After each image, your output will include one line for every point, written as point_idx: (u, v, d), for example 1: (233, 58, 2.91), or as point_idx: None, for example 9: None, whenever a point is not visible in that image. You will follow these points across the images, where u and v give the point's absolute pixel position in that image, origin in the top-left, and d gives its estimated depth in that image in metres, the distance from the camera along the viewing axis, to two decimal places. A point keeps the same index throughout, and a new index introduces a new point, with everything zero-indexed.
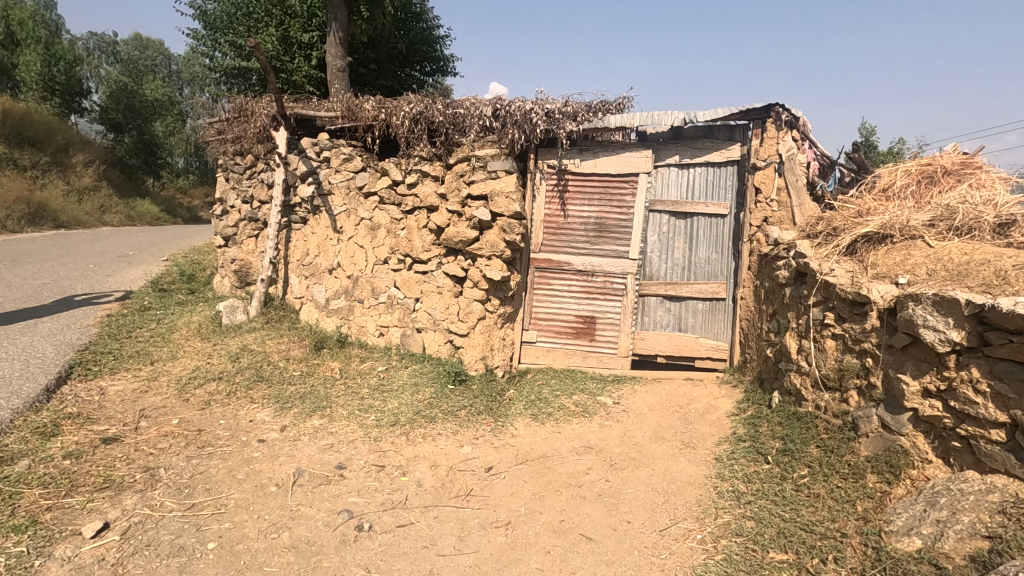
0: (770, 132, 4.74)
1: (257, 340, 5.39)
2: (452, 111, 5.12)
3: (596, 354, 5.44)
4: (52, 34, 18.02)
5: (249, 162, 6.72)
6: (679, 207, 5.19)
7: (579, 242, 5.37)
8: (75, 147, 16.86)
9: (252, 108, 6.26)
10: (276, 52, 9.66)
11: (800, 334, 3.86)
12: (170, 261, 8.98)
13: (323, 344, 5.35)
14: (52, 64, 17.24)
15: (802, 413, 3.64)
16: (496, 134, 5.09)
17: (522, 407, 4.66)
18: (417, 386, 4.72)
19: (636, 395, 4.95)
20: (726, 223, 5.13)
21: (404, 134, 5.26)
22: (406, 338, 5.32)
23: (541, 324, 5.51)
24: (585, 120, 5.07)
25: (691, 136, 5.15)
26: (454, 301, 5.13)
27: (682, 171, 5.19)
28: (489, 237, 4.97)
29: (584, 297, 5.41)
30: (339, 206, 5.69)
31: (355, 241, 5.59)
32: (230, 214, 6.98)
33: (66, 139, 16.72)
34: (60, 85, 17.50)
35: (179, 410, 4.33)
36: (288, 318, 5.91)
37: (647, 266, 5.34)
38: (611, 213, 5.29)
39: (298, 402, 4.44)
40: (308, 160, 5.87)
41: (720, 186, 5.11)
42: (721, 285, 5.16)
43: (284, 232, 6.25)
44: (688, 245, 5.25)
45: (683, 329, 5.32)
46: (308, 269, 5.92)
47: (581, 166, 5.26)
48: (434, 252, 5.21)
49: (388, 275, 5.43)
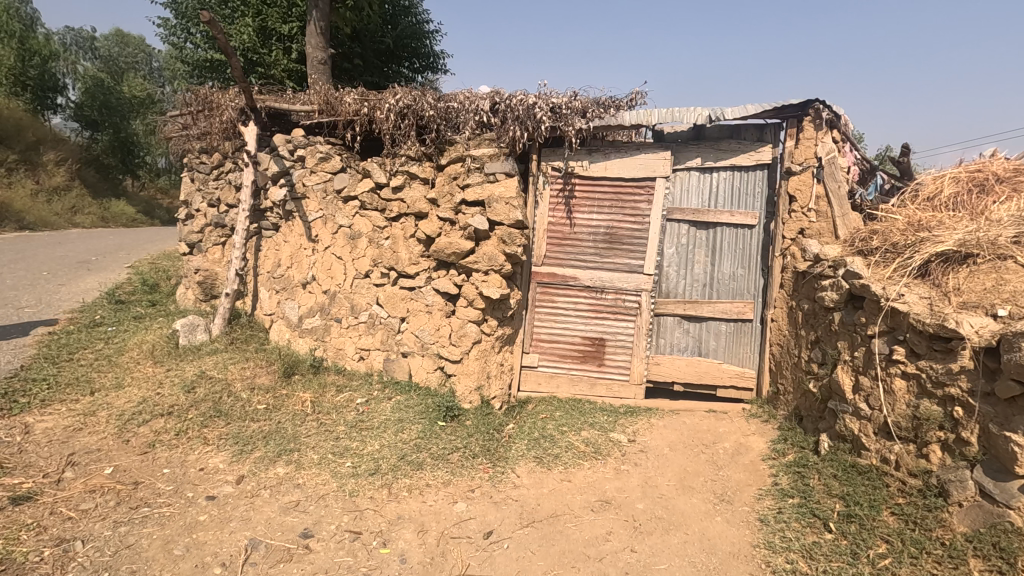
0: (808, 132, 4.19)
1: (217, 365, 4.68)
2: (445, 105, 4.52)
3: (606, 382, 4.82)
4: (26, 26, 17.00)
5: (215, 160, 6.02)
6: (700, 216, 4.59)
7: (587, 254, 4.75)
8: (45, 144, 15.92)
9: (218, 101, 5.59)
10: (253, 45, 8.96)
11: (856, 369, 3.27)
12: (132, 268, 8.20)
13: (294, 369, 4.66)
14: (26, 59, 16.17)
15: (864, 466, 3.04)
16: (495, 131, 4.48)
17: (524, 447, 4.02)
18: (403, 422, 4.06)
19: (654, 431, 4.33)
20: (754, 235, 4.54)
21: (389, 131, 4.63)
22: (389, 363, 4.65)
23: (543, 347, 4.88)
24: (595, 117, 4.47)
25: (715, 136, 4.56)
26: (446, 322, 4.48)
27: (704, 176, 4.59)
28: (486, 250, 4.33)
29: (592, 316, 4.79)
30: (315, 212, 5.01)
31: (332, 252, 4.92)
32: (196, 219, 6.26)
33: (37, 136, 15.78)
34: (33, 81, 16.45)
35: (116, 455, 3.62)
36: (256, 338, 5.20)
37: (663, 282, 4.73)
38: (624, 222, 4.68)
39: (261, 444, 3.76)
40: (281, 159, 5.20)
41: (747, 192, 4.52)
42: (748, 305, 4.57)
43: (253, 240, 5.54)
44: (711, 258, 4.64)
45: (704, 354, 4.72)
46: (280, 282, 5.22)
47: (590, 169, 4.65)
48: (423, 266, 4.55)
49: (369, 291, 4.76)
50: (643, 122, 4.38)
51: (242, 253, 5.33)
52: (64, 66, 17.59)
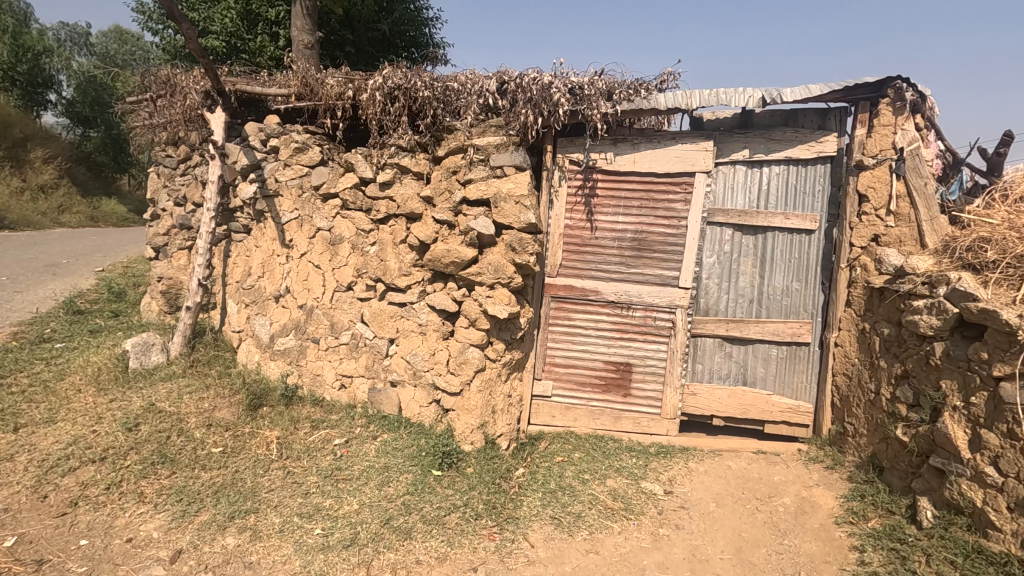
0: (885, 118, 3.44)
1: (170, 395, 3.93)
2: (444, 86, 3.79)
3: (633, 415, 4.07)
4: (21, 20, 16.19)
5: (182, 153, 5.29)
6: (748, 219, 3.84)
7: (610, 264, 4.00)
8: (32, 141, 15.14)
9: (182, 83, 4.85)
10: (237, 30, 8.23)
11: (975, 419, 2.56)
12: (100, 274, 7.44)
13: (262, 400, 3.91)
14: (21, 57, 15.37)
15: (997, 554, 2.39)
16: (502, 116, 3.74)
17: (538, 503, 3.27)
18: (389, 472, 3.32)
19: (696, 480, 3.57)
20: (813, 242, 3.79)
21: (377, 116, 3.89)
22: (375, 394, 3.90)
23: (558, 374, 4.13)
24: (623, 100, 3.74)
25: (765, 124, 3.82)
26: (443, 346, 3.73)
27: (752, 171, 3.84)
28: (492, 259, 3.59)
29: (617, 337, 4.05)
30: (289, 212, 4.26)
31: (309, 259, 4.17)
32: (161, 219, 5.51)
33: (25, 132, 15.03)
34: (24, 76, 15.67)
35: (26, 520, 2.87)
36: (221, 360, 4.44)
37: (702, 297, 3.98)
38: (655, 226, 3.93)
39: (209, 502, 3.02)
40: (252, 150, 4.46)
41: (806, 191, 3.77)
42: (804, 326, 3.83)
43: (221, 244, 4.79)
44: (759, 270, 3.89)
45: (750, 383, 3.98)
46: (249, 294, 4.46)
47: (615, 163, 3.91)
48: (416, 278, 3.80)
49: (353, 306, 4.01)
50: (680, 107, 3.67)
51: (206, 260, 4.57)
52: (59, 62, 16.66)
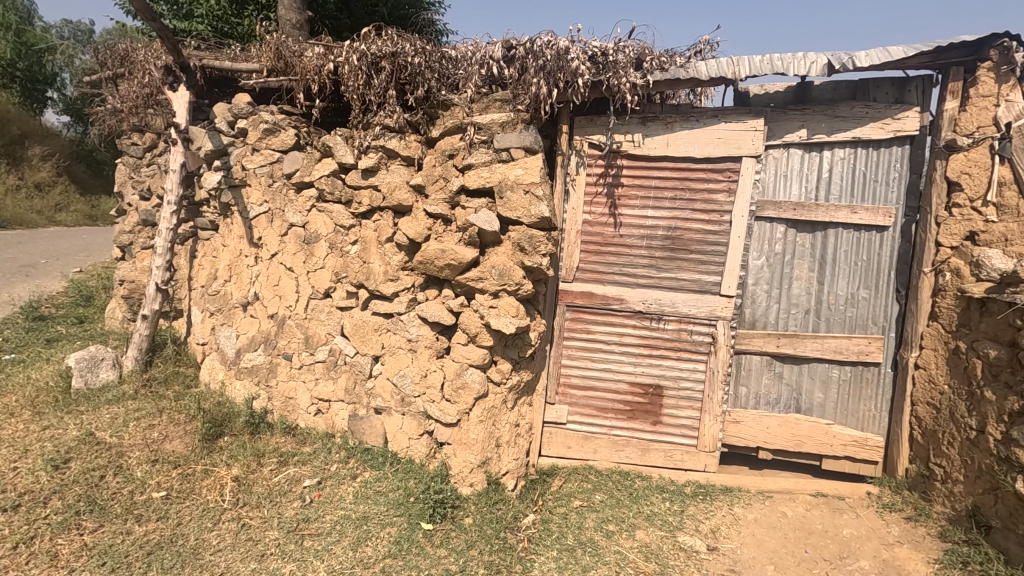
0: (985, 87, 2.77)
1: (114, 422, 3.31)
2: (440, 54, 3.15)
3: (663, 448, 3.42)
4: (26, 17, 15.75)
5: (148, 140, 4.69)
6: (805, 213, 3.18)
7: (638, 267, 3.35)
8: (30, 138, 14.56)
9: (145, 59, 4.25)
10: (224, 12, 7.60)
11: None
12: (73, 276, 6.84)
13: (223, 429, 3.28)
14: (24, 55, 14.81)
15: None
16: (509, 88, 3.10)
17: (553, 566, 2.63)
18: (367, 525, 2.69)
19: (745, 533, 2.91)
20: (886, 241, 3.13)
21: (359, 89, 3.26)
22: (356, 422, 3.27)
23: (574, 397, 3.49)
24: (655, 69, 3.09)
25: (827, 98, 3.15)
26: (436, 366, 3.09)
27: (811, 155, 3.17)
28: (496, 261, 2.96)
29: (644, 355, 3.40)
30: (259, 205, 3.64)
31: (281, 261, 3.54)
32: (126, 215, 4.90)
33: (23, 129, 14.50)
34: (21, 73, 14.97)
35: None
36: (181, 378, 3.81)
37: (747, 307, 3.33)
38: (692, 221, 3.28)
39: (137, 568, 2.39)
40: (218, 134, 3.84)
41: (878, 179, 3.10)
42: (874, 343, 3.16)
43: (188, 243, 4.18)
44: (818, 274, 3.23)
45: (805, 411, 3.32)
46: (214, 301, 3.84)
47: (644, 147, 3.26)
48: (404, 283, 3.16)
49: (330, 317, 3.38)
50: (726, 77, 3.02)
51: (166, 261, 3.95)
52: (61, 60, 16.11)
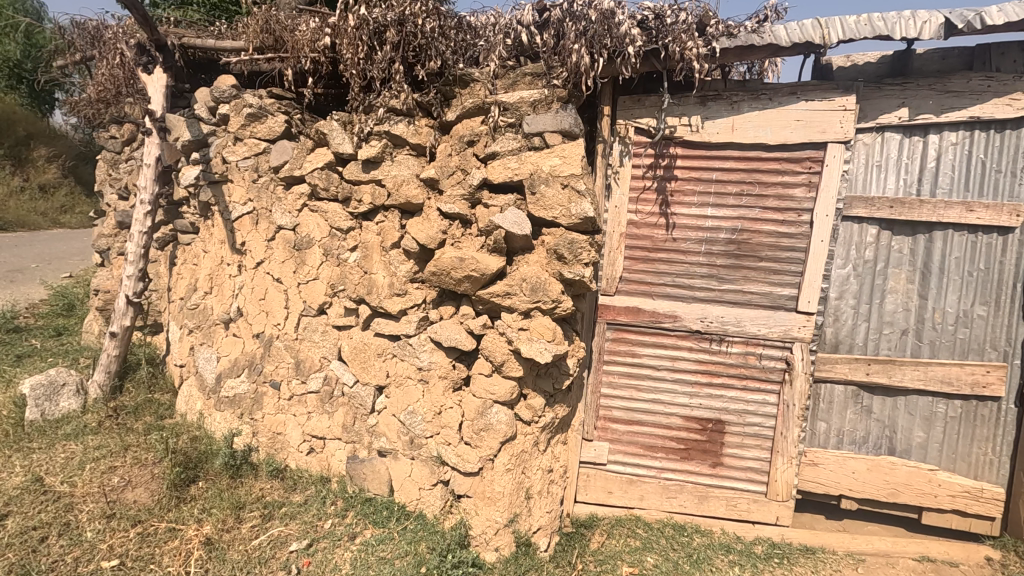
0: None
1: (68, 464, 2.78)
2: (457, 20, 2.68)
3: (726, 495, 2.84)
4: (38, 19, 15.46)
5: (127, 133, 4.17)
6: (904, 211, 2.58)
7: (696, 278, 2.77)
8: (37, 139, 14.13)
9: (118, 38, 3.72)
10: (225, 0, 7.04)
11: None
12: (62, 283, 6.32)
13: (197, 472, 2.74)
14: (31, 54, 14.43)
15: None
16: (541, 60, 2.54)
17: None
18: None
19: None
20: (1011, 248, 2.54)
21: (357, 63, 2.69)
22: (355, 466, 2.70)
23: (616, 433, 2.91)
24: (722, 35, 2.49)
25: (934, 70, 2.54)
26: (452, 399, 2.53)
27: (913, 140, 2.57)
28: (526, 272, 2.38)
29: (702, 384, 2.82)
30: (243, 205, 3.09)
31: (268, 271, 3.00)
32: (104, 218, 4.38)
33: (30, 129, 14.13)
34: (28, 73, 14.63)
35: None
36: (154, 408, 3.27)
37: (829, 327, 2.71)
38: (763, 223, 2.69)
39: None
40: (197, 122, 3.30)
41: (1000, 169, 2.52)
42: (993, 372, 2.58)
43: (167, 249, 3.66)
44: (920, 286, 2.62)
45: (900, 453, 2.72)
46: (191, 316, 3.29)
47: (704, 131, 2.67)
48: (412, 299, 2.59)
49: (326, 338, 2.83)
50: (811, 44, 2.42)
51: (139, 270, 3.41)
52: None
